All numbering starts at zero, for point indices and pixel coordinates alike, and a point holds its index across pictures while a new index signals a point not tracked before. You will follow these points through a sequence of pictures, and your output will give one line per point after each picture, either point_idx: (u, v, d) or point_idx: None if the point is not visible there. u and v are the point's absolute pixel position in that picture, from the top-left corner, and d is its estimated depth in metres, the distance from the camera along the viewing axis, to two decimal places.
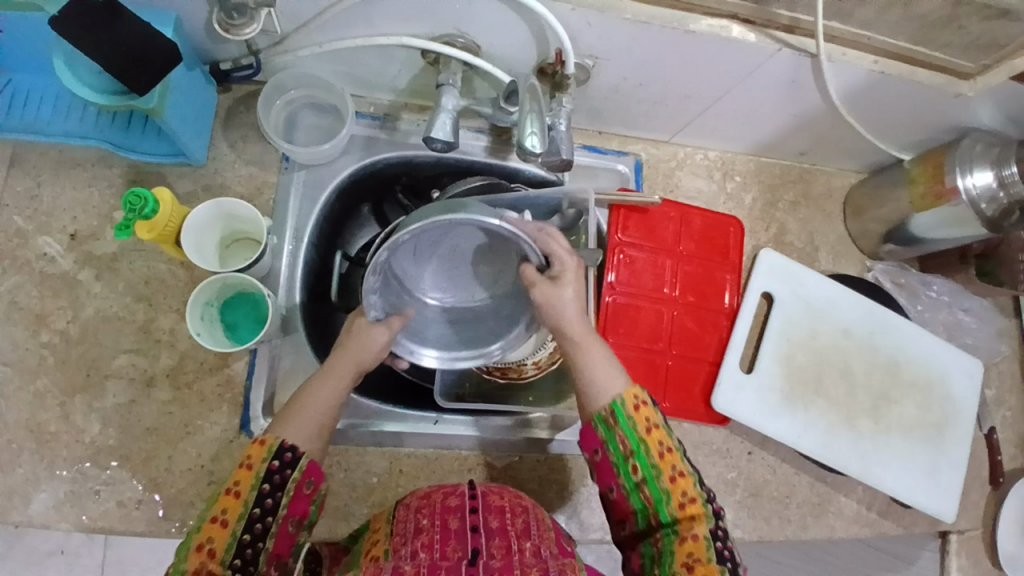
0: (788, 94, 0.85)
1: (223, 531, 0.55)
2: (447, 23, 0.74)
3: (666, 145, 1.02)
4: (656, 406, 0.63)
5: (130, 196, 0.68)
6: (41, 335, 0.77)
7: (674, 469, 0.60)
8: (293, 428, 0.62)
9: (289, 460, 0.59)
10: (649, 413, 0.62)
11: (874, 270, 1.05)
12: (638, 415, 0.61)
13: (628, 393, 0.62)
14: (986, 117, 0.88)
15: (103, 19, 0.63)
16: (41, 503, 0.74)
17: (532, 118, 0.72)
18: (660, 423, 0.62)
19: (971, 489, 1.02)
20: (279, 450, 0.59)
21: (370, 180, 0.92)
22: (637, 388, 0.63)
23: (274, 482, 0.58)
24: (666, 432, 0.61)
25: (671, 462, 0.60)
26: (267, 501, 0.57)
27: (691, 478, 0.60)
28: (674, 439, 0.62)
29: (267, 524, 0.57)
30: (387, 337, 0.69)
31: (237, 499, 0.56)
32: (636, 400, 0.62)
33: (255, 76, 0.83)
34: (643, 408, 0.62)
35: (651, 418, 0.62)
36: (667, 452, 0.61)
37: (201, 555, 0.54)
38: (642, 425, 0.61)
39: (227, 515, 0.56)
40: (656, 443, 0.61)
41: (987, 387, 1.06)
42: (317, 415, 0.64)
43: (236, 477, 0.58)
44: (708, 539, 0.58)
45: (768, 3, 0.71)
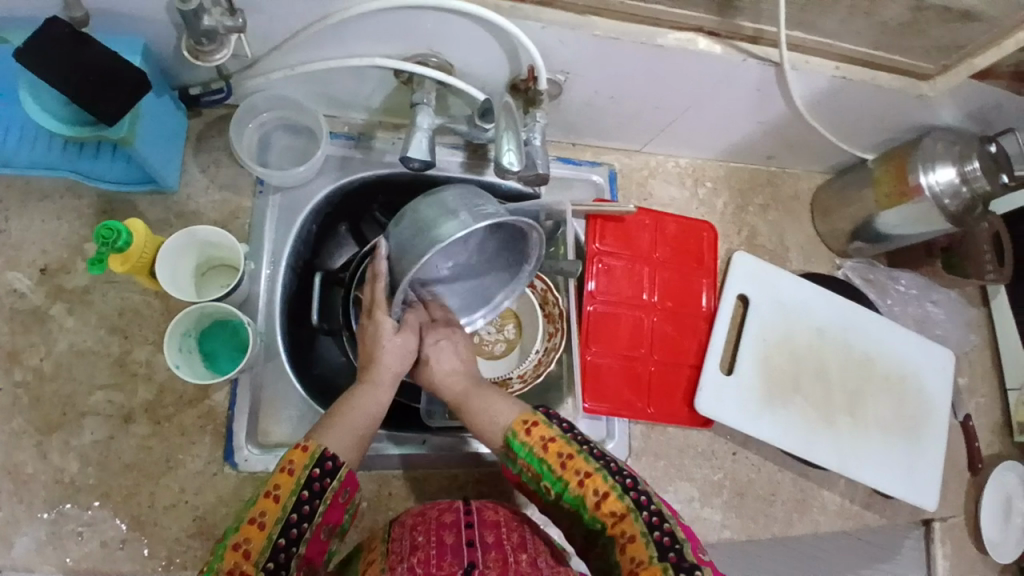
0: (757, 101, 0.87)
1: (260, 532, 0.56)
2: (421, 43, 0.74)
3: (638, 154, 1.03)
4: (549, 420, 0.65)
5: (101, 229, 0.67)
6: (15, 373, 0.75)
7: (579, 473, 0.62)
8: (333, 437, 0.62)
9: (329, 469, 0.60)
10: (542, 431, 0.64)
11: (844, 268, 1.08)
12: (531, 437, 0.64)
13: (516, 422, 0.65)
14: (947, 115, 0.91)
15: (68, 49, 0.62)
16: (23, 546, 0.71)
17: (507, 136, 0.73)
18: (556, 435, 0.64)
19: (950, 477, 1.05)
20: (320, 458, 0.60)
21: (347, 200, 0.91)
22: (529, 412, 0.66)
23: (313, 489, 0.59)
24: (563, 441, 0.64)
25: (575, 469, 0.63)
26: (305, 508, 0.58)
27: (601, 475, 0.62)
28: (574, 443, 0.64)
29: (302, 529, 0.58)
30: (414, 341, 0.71)
31: (276, 502, 0.57)
32: (524, 425, 0.65)
33: (226, 100, 0.83)
34: (535, 429, 0.64)
35: (547, 435, 0.64)
36: (570, 459, 0.63)
37: (236, 555, 0.55)
38: (536, 446, 0.64)
39: (264, 517, 0.57)
40: (556, 456, 0.63)
41: (960, 376, 1.09)
42: (355, 426, 0.64)
43: (275, 483, 0.59)
44: (643, 534, 0.60)
45: (733, 17, 0.73)
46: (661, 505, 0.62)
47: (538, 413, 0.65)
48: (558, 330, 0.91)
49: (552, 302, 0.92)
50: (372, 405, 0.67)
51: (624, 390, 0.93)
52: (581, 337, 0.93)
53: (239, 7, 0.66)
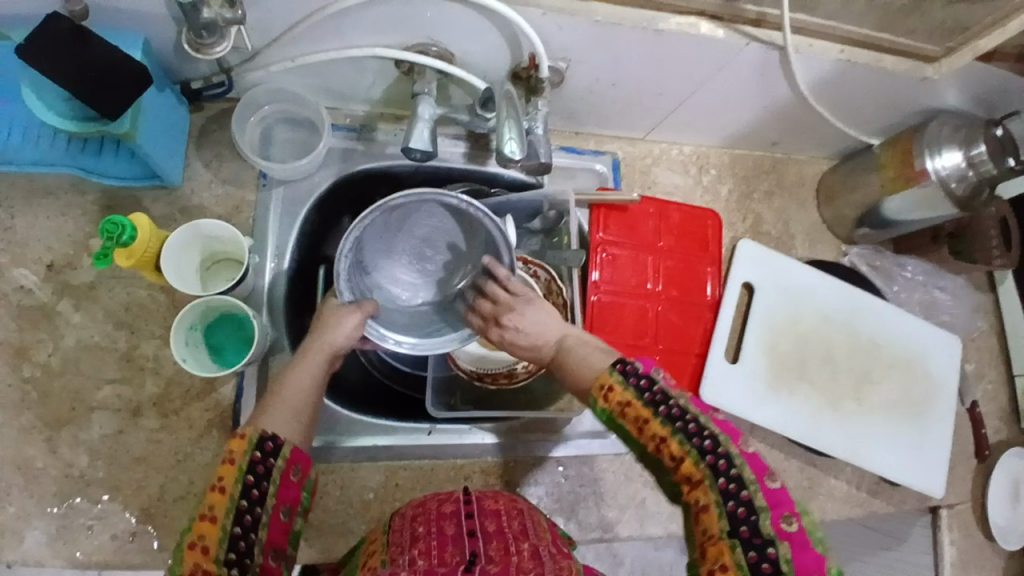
0: (759, 85, 0.86)
1: (213, 527, 0.53)
2: (420, 33, 0.74)
3: (641, 143, 1.03)
4: (625, 380, 0.57)
5: (106, 224, 0.67)
6: (23, 369, 0.75)
7: (656, 438, 0.55)
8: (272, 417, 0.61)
9: (270, 449, 0.58)
10: (617, 395, 0.57)
11: (851, 254, 1.07)
12: (609, 401, 0.57)
13: (594, 388, 0.58)
14: (953, 98, 0.90)
15: (68, 45, 0.62)
16: (35, 539, 0.72)
17: (510, 124, 0.72)
18: (633, 396, 0.56)
19: (957, 463, 1.05)
20: (260, 440, 0.57)
21: (350, 192, 0.92)
22: (608, 370, 0.58)
23: (258, 473, 0.56)
24: (639, 405, 0.55)
25: (651, 434, 0.55)
26: (255, 493, 0.55)
27: (677, 440, 0.54)
28: (652, 405, 0.55)
29: (256, 515, 0.55)
30: (354, 318, 0.71)
31: (223, 493, 0.54)
32: (601, 390, 0.58)
33: (227, 93, 0.82)
34: (611, 393, 0.57)
35: (623, 399, 0.56)
36: (646, 422, 0.55)
37: (194, 555, 0.51)
38: (613, 409, 0.57)
39: (215, 511, 0.53)
40: (633, 420, 0.56)
41: (968, 362, 1.09)
42: (294, 402, 0.63)
43: (219, 474, 0.55)
44: (716, 504, 0.52)
45: (734, 0, 0.72)
46: (743, 473, 0.52)
47: (613, 374, 0.57)
48: (562, 320, 0.89)
49: (556, 291, 0.90)
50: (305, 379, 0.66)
51: None
52: (586, 326, 0.93)
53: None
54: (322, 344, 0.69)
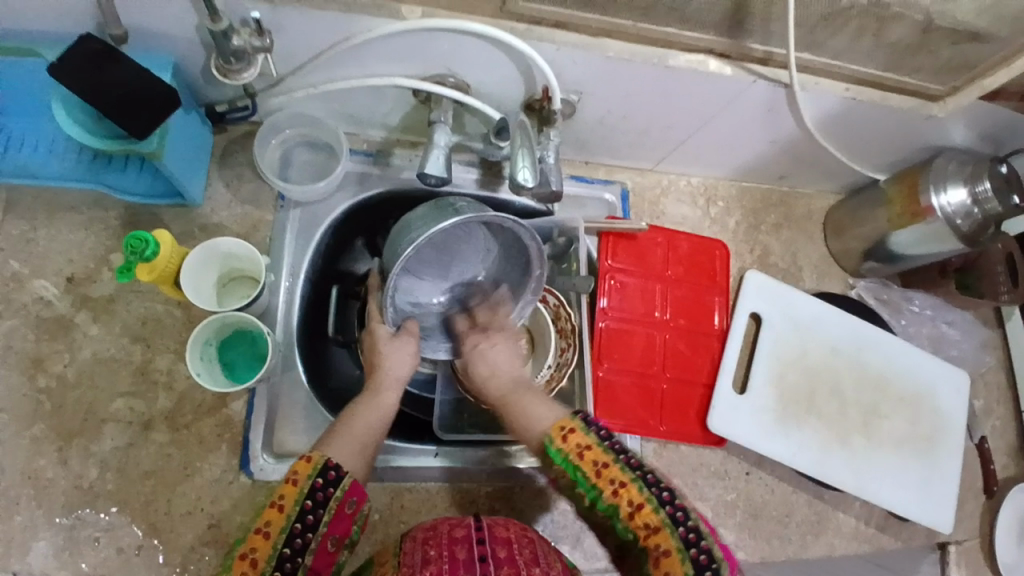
0: (767, 120, 0.88)
1: (265, 542, 0.55)
2: (438, 64, 0.76)
3: (650, 173, 1.05)
4: (587, 426, 0.62)
5: (130, 239, 0.69)
6: (38, 380, 0.76)
7: (614, 483, 0.59)
8: (337, 445, 0.63)
9: (333, 478, 0.59)
10: (578, 438, 0.62)
11: (858, 288, 1.08)
12: (569, 443, 0.62)
13: (554, 428, 0.63)
14: (958, 136, 0.92)
15: (103, 66, 0.65)
16: (40, 551, 0.72)
17: (523, 152, 0.74)
18: (593, 442, 0.61)
19: (966, 500, 1.04)
20: (323, 468, 0.59)
21: (364, 214, 0.93)
22: (567, 418, 0.63)
23: (316, 499, 0.58)
24: (600, 450, 0.61)
25: (610, 477, 0.59)
26: (309, 518, 0.57)
27: (636, 486, 0.59)
28: (612, 452, 0.61)
29: (307, 540, 0.56)
30: (414, 346, 0.75)
31: (280, 512, 0.56)
32: (562, 432, 0.62)
33: (251, 117, 0.86)
34: (572, 436, 0.62)
35: (584, 442, 0.61)
36: (605, 469, 0.60)
37: (243, 565, 0.54)
38: (573, 454, 0.61)
39: (269, 527, 0.56)
40: (591, 465, 0.60)
41: (976, 399, 1.08)
42: (362, 435, 0.65)
43: (281, 492, 0.57)
44: (677, 549, 0.57)
45: (743, 39, 0.74)
46: (697, 520, 0.58)
47: (576, 419, 0.63)
48: (569, 345, 0.89)
49: (564, 317, 0.91)
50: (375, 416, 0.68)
51: (637, 408, 0.93)
52: (593, 352, 0.94)
53: (266, 27, 0.68)
54: (389, 379, 0.72)
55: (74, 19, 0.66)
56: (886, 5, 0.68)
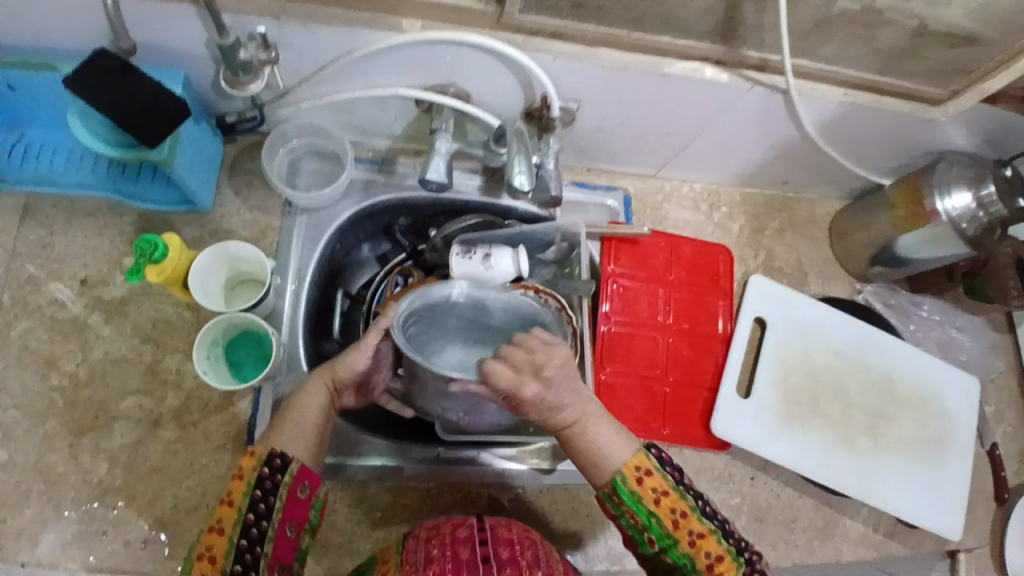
0: (767, 127, 0.89)
1: (221, 538, 0.56)
2: (438, 75, 0.78)
3: (652, 179, 1.05)
4: (662, 470, 0.63)
5: (140, 242, 0.72)
6: (51, 378, 0.79)
7: (693, 533, 0.61)
8: (285, 434, 0.62)
9: (279, 466, 0.59)
10: (655, 482, 0.62)
11: (864, 292, 1.07)
12: (643, 486, 0.62)
13: (628, 467, 0.62)
14: (962, 139, 0.91)
15: (116, 77, 0.67)
16: (50, 544, 0.75)
17: (518, 158, 0.75)
18: (669, 488, 0.62)
19: (975, 507, 1.02)
20: (268, 458, 0.59)
21: (369, 221, 0.95)
22: (640, 456, 0.63)
23: (265, 488, 0.58)
24: (677, 496, 0.62)
25: (688, 528, 0.61)
26: (261, 507, 0.57)
27: (713, 536, 0.61)
28: (689, 499, 0.62)
29: (262, 530, 0.57)
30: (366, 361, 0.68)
31: (231, 507, 0.57)
32: (638, 472, 0.62)
33: (259, 127, 0.88)
34: (647, 479, 0.62)
35: (660, 487, 0.62)
36: (682, 517, 0.61)
37: (202, 563, 0.55)
38: (648, 496, 0.61)
39: (222, 523, 0.57)
40: (668, 512, 0.61)
41: (986, 405, 1.07)
42: (308, 420, 0.64)
43: (229, 487, 0.58)
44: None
45: (737, 47, 0.75)
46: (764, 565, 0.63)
47: (651, 461, 0.62)
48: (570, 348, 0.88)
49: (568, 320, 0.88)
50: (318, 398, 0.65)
51: (640, 412, 0.93)
52: (596, 357, 0.94)
53: (273, 43, 0.71)
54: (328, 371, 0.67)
55: (89, 33, 0.69)
56: (879, 8, 0.69)
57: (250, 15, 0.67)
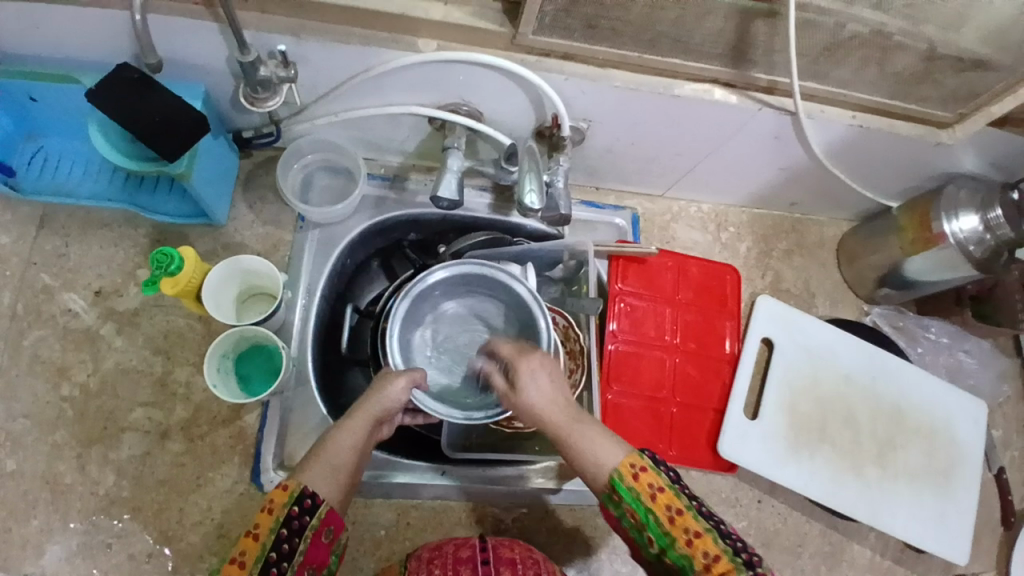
0: (776, 149, 0.90)
1: (240, 572, 0.52)
2: (452, 94, 0.79)
3: (661, 199, 1.06)
4: (659, 467, 0.57)
5: (157, 253, 0.72)
6: (62, 387, 0.80)
7: (689, 531, 0.54)
8: (318, 472, 0.58)
9: (309, 507, 0.55)
10: (650, 479, 0.56)
11: (872, 315, 1.07)
12: (639, 483, 0.56)
13: (623, 465, 0.57)
14: (969, 163, 0.92)
15: (138, 92, 0.69)
16: (54, 555, 0.75)
17: (531, 176, 0.76)
18: (665, 485, 0.56)
19: (984, 534, 1.01)
20: (300, 496, 0.55)
21: (379, 237, 0.97)
22: (637, 454, 0.57)
23: (293, 527, 0.54)
24: (673, 494, 0.55)
25: (683, 526, 0.54)
26: (285, 547, 0.53)
27: (712, 536, 0.54)
28: (685, 497, 0.55)
29: (281, 571, 0.53)
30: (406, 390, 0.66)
31: (256, 541, 0.53)
32: (632, 469, 0.56)
33: (275, 142, 0.89)
34: (643, 476, 0.56)
35: (654, 482, 0.56)
36: (678, 515, 0.54)
37: None
38: (644, 494, 0.55)
39: (245, 556, 0.53)
40: (664, 509, 0.55)
41: (994, 430, 1.06)
42: (339, 461, 0.60)
43: (256, 520, 0.54)
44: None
45: (747, 69, 0.76)
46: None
47: (646, 456, 0.57)
48: (578, 366, 0.89)
49: (573, 338, 0.90)
50: (354, 438, 0.62)
51: (646, 431, 0.93)
52: (603, 375, 0.94)
53: (291, 59, 0.72)
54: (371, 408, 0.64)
55: (113, 49, 0.71)
56: (888, 33, 0.70)
57: (271, 33, 0.68)
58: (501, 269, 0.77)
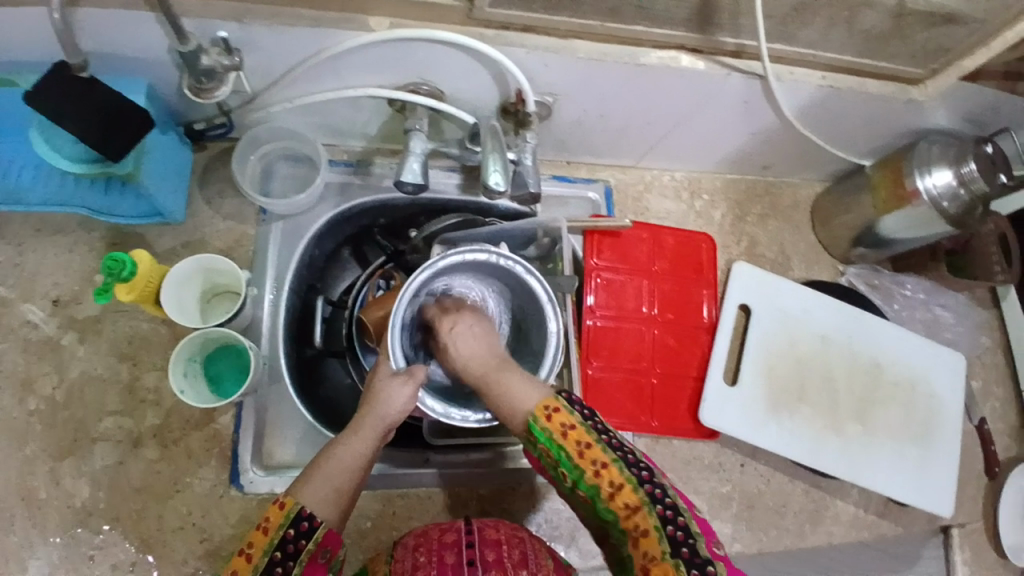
0: (746, 114, 0.88)
1: None
2: (411, 73, 0.76)
3: (633, 169, 1.04)
4: (570, 407, 0.60)
5: (107, 260, 0.69)
6: (28, 401, 0.78)
7: (597, 464, 0.59)
8: (312, 488, 0.56)
9: (305, 530, 0.55)
10: (562, 418, 0.59)
11: (848, 275, 1.07)
12: (552, 423, 0.59)
13: (537, 407, 0.59)
14: (942, 118, 0.90)
15: (78, 92, 0.65)
16: (37, 569, 0.74)
17: (494, 156, 0.74)
18: (576, 423, 0.59)
19: (967, 484, 1.03)
20: (296, 518, 0.54)
21: (347, 224, 0.94)
22: (551, 396, 0.60)
23: (287, 551, 0.54)
24: (583, 430, 0.59)
25: (593, 459, 0.59)
26: (277, 570, 0.54)
27: (619, 468, 0.58)
28: (594, 432, 0.59)
29: None
30: (409, 390, 0.62)
31: (249, 562, 0.54)
32: (547, 412, 0.59)
33: (229, 133, 0.86)
34: (556, 416, 0.59)
35: (567, 421, 0.59)
36: (588, 450, 0.59)
37: None
38: (556, 433, 0.59)
39: None
40: (575, 446, 0.59)
41: (973, 380, 1.07)
42: (337, 478, 0.58)
43: (252, 539, 0.55)
44: (657, 528, 0.56)
45: (713, 34, 0.74)
46: (676, 497, 0.58)
47: (559, 399, 0.60)
48: None
49: None
50: (359, 451, 0.59)
51: (628, 405, 0.93)
52: (582, 352, 0.93)
53: (236, 46, 0.69)
54: (372, 419, 0.61)
55: (42, 45, 0.67)
56: None
57: (214, 19, 0.65)
58: (518, 262, 0.71)
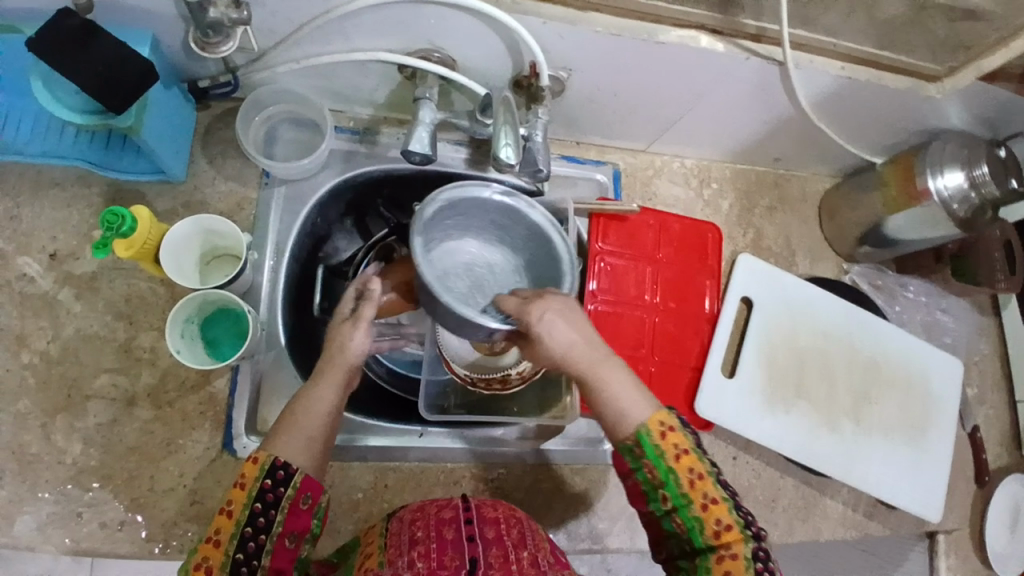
0: (761, 101, 0.86)
1: (217, 550, 0.53)
2: (422, 39, 0.75)
3: (643, 154, 1.03)
4: (685, 428, 0.58)
5: (107, 214, 0.68)
6: (22, 355, 0.77)
7: (706, 496, 0.56)
8: (286, 439, 0.56)
9: (282, 478, 0.54)
10: (677, 440, 0.57)
11: (852, 272, 1.07)
12: (666, 442, 0.57)
13: (652, 421, 0.57)
14: (957, 117, 0.89)
15: (81, 41, 0.63)
16: (25, 524, 0.73)
17: (506, 130, 0.73)
18: (690, 449, 0.57)
19: (958, 488, 1.03)
20: (271, 468, 0.54)
21: (352, 194, 0.93)
22: (665, 413, 0.58)
23: (267, 501, 0.54)
24: (697, 458, 0.57)
25: (702, 491, 0.56)
26: (260, 521, 0.53)
27: (726, 504, 0.56)
28: (706, 463, 0.57)
29: (260, 543, 0.53)
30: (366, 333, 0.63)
31: (230, 517, 0.54)
32: (661, 427, 0.57)
33: (233, 93, 0.83)
34: (670, 435, 0.57)
35: (681, 444, 0.57)
36: (699, 479, 0.56)
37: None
38: (669, 453, 0.56)
39: (220, 534, 0.53)
40: (686, 471, 0.56)
41: (970, 386, 1.07)
42: (310, 427, 0.58)
43: (230, 495, 0.54)
44: (746, 558, 0.54)
45: (735, 14, 0.72)
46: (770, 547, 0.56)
47: (675, 417, 0.57)
48: None
49: None
50: (330, 400, 0.59)
51: None
52: None
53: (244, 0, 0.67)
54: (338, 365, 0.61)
55: None
56: None
57: None
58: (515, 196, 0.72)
